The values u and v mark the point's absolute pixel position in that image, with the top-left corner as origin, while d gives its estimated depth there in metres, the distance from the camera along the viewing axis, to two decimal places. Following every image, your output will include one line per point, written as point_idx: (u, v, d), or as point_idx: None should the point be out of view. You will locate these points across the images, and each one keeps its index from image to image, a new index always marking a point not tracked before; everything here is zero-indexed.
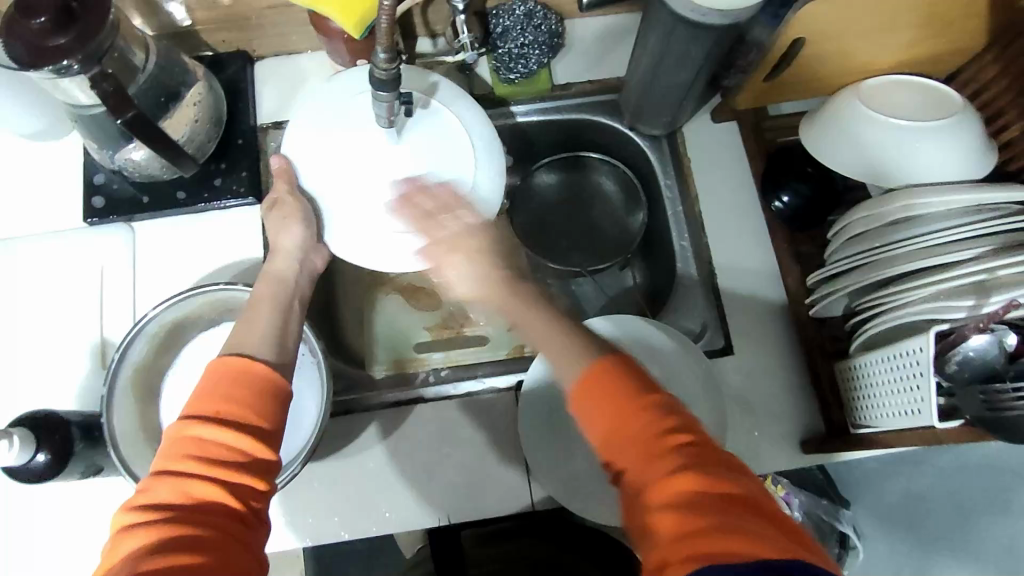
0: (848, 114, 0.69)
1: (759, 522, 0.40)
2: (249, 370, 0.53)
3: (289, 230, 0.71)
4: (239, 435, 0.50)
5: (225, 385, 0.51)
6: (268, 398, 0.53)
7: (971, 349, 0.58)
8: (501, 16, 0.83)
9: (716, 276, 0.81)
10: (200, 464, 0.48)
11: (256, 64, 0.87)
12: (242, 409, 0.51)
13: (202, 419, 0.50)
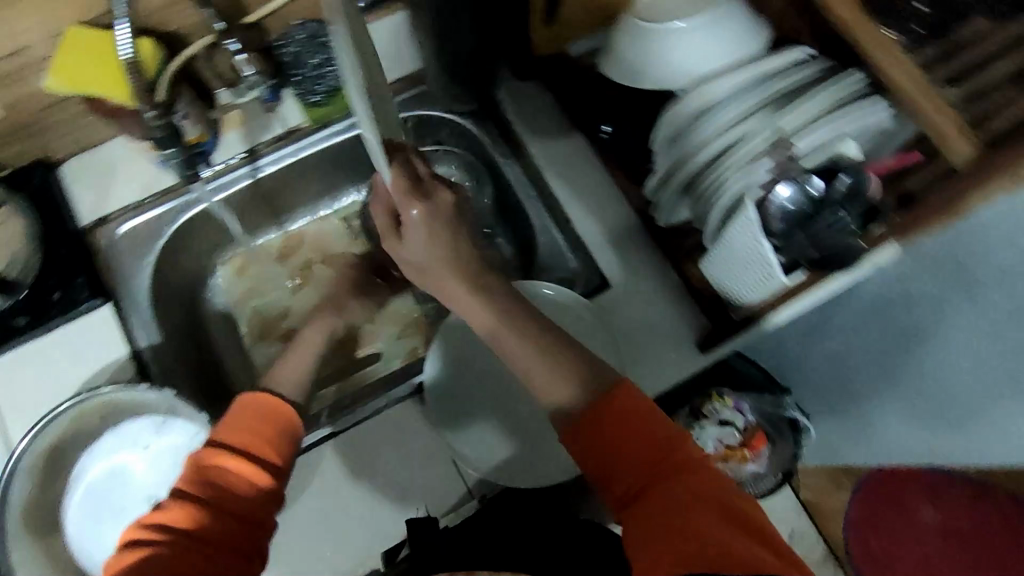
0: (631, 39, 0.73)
1: (748, 544, 0.47)
2: (279, 411, 0.60)
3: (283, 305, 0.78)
4: (253, 470, 0.56)
5: (257, 421, 0.59)
6: (284, 441, 0.60)
7: (787, 202, 0.61)
8: (284, 45, 0.83)
9: (571, 220, 0.83)
10: (217, 491, 0.54)
11: (59, 169, 0.85)
12: (259, 445, 0.58)
13: (227, 453, 0.57)
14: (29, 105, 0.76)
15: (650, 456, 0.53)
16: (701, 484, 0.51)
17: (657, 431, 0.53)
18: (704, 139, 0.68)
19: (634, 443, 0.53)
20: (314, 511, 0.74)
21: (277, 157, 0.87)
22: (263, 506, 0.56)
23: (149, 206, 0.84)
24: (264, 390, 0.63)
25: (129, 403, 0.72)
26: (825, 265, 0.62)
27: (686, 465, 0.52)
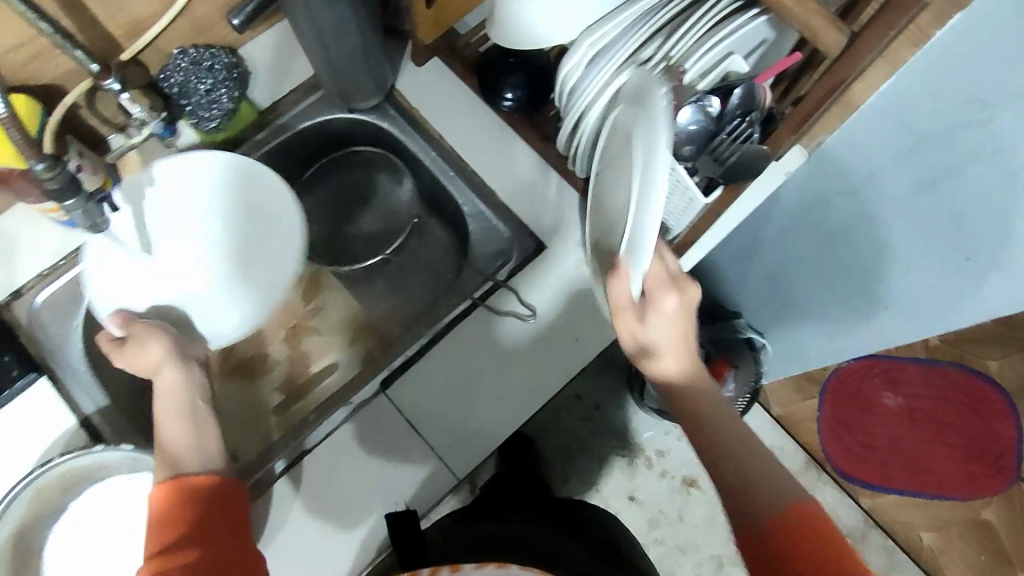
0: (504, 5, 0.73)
1: None
2: (185, 490, 0.59)
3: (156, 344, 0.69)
4: (190, 554, 0.55)
5: (168, 517, 0.57)
6: (210, 511, 0.59)
7: (690, 125, 0.64)
8: (169, 75, 0.80)
9: (496, 194, 0.84)
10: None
11: None
12: (180, 528, 0.57)
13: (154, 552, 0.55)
14: None
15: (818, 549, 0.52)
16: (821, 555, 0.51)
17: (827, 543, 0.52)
18: (604, 77, 0.68)
19: (787, 527, 0.53)
20: (301, 529, 0.73)
21: None
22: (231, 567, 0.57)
23: (64, 269, 0.81)
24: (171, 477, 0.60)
25: (88, 468, 0.70)
26: (732, 177, 0.65)
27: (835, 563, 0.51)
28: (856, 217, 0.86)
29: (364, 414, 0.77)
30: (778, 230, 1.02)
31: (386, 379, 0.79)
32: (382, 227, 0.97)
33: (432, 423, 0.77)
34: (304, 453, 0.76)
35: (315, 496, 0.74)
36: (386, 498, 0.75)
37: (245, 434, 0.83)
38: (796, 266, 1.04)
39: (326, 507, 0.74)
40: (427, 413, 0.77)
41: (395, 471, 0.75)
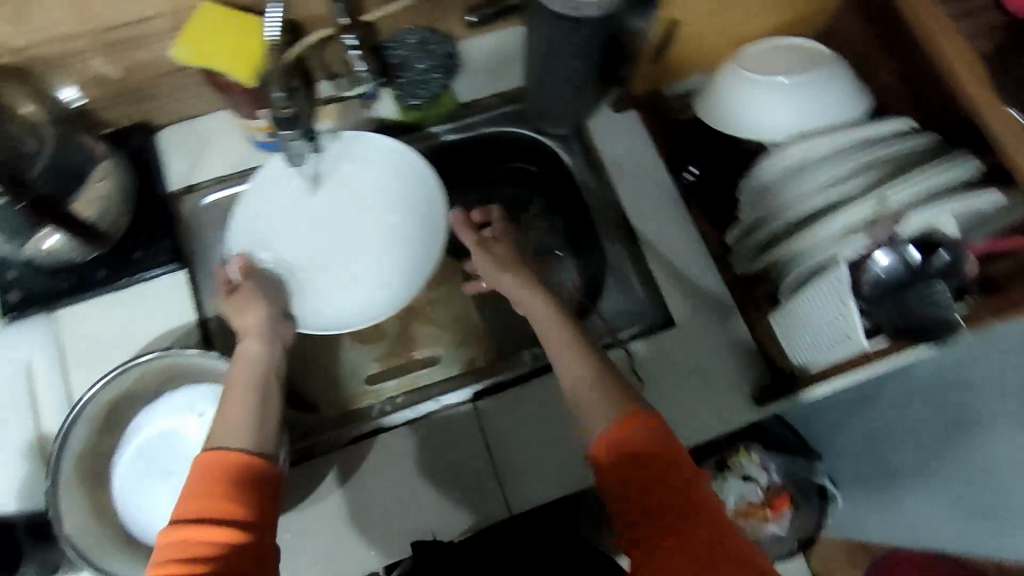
0: (721, 82, 0.79)
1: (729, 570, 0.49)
2: (232, 462, 0.56)
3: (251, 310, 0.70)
4: (222, 527, 0.52)
5: (208, 484, 0.54)
6: (252, 489, 0.55)
7: (881, 268, 0.60)
8: (395, 47, 0.84)
9: (645, 257, 0.84)
10: (183, 562, 0.51)
11: (159, 133, 0.88)
12: (220, 500, 0.53)
13: (190, 515, 0.52)
14: (147, 70, 0.79)
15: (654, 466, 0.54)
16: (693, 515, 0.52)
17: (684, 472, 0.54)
18: (806, 187, 0.69)
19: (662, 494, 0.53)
20: (351, 499, 0.74)
21: None
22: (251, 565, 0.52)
23: (239, 182, 0.88)
24: (227, 446, 0.57)
25: (195, 367, 0.73)
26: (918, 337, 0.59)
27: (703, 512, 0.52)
28: (991, 410, 0.87)
29: (446, 416, 0.78)
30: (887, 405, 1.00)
31: (479, 393, 0.79)
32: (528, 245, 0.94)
33: (507, 450, 0.77)
34: (379, 430, 0.77)
35: (375, 474, 0.75)
36: (435, 503, 0.74)
37: (331, 390, 0.84)
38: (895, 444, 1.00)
39: (380, 488, 0.75)
40: (506, 438, 0.77)
41: (455, 481, 0.75)
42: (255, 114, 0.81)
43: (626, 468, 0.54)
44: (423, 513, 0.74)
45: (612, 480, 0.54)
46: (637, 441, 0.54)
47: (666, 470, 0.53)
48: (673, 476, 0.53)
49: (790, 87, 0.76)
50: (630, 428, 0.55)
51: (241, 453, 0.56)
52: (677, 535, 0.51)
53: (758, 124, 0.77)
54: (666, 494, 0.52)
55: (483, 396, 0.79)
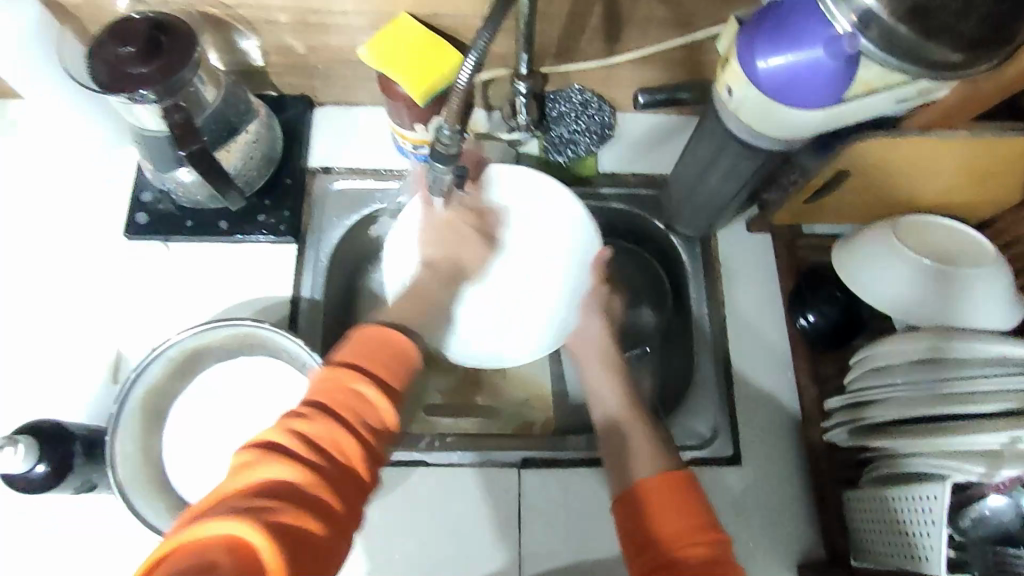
0: (866, 244, 0.76)
1: None
2: (399, 342, 0.52)
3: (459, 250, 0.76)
4: (385, 402, 0.49)
5: (394, 358, 0.51)
6: (411, 378, 0.53)
7: (987, 508, 0.56)
8: (559, 101, 0.86)
9: (732, 383, 0.82)
10: (355, 428, 0.48)
11: (317, 108, 0.92)
12: (387, 372, 0.51)
13: (361, 373, 0.50)
14: (329, 53, 0.83)
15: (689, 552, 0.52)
16: None
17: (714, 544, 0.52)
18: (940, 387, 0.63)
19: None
20: (373, 525, 0.75)
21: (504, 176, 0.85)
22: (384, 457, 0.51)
23: (370, 178, 0.90)
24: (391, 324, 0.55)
25: (273, 344, 0.76)
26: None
27: None
28: None
29: (492, 471, 0.78)
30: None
31: (527, 460, 0.79)
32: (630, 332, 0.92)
33: (533, 532, 0.76)
34: (422, 462, 0.78)
35: (403, 507, 0.76)
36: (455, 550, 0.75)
37: None
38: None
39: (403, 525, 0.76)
40: (537, 519, 0.76)
41: (475, 542, 0.75)
42: (411, 126, 0.82)
43: (656, 519, 0.54)
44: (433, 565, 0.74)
45: (643, 524, 0.54)
46: (676, 492, 0.54)
47: (700, 537, 0.52)
48: (702, 546, 0.51)
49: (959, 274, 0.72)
50: (670, 484, 0.55)
51: (406, 338, 0.52)
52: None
53: (894, 303, 0.74)
54: (692, 555, 0.51)
55: (531, 465, 0.79)
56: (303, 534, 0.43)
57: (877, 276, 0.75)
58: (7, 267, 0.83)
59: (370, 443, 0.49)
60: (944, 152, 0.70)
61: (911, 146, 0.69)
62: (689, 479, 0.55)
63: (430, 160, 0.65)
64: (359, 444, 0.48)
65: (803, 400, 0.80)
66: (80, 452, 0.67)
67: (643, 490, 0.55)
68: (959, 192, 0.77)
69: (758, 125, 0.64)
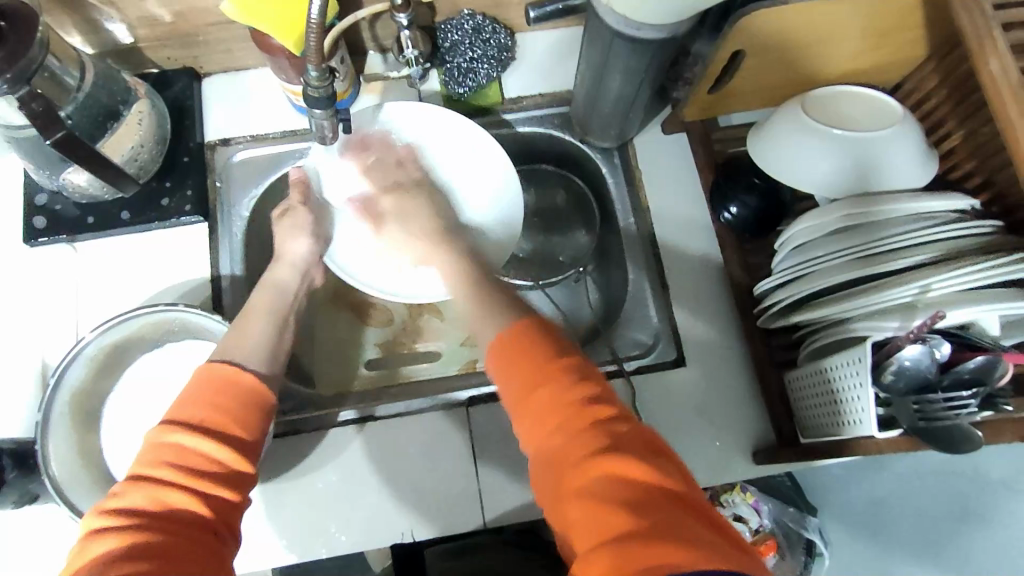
0: (772, 128, 0.75)
1: (700, 527, 0.43)
2: (237, 383, 0.56)
3: (296, 239, 0.74)
4: (223, 448, 0.52)
5: (216, 394, 0.54)
6: (253, 414, 0.55)
7: (907, 358, 0.55)
8: (449, 30, 0.82)
9: (667, 286, 0.82)
10: (177, 472, 0.50)
11: (204, 80, 0.88)
12: (222, 417, 0.54)
13: (185, 425, 0.52)
14: (198, 17, 0.79)
15: (554, 387, 0.49)
16: (624, 438, 0.47)
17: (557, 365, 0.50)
18: (862, 248, 0.64)
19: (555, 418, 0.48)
20: (330, 488, 0.74)
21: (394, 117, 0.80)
22: (239, 486, 0.53)
23: (273, 143, 0.87)
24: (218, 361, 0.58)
25: (198, 325, 0.74)
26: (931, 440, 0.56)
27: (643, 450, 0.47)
28: None
29: (438, 415, 0.77)
30: (892, 478, 1.07)
31: (475, 398, 0.78)
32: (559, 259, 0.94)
33: (493, 467, 0.75)
34: (371, 417, 0.77)
35: (359, 466, 0.75)
36: (415, 499, 0.74)
37: (332, 368, 0.84)
38: (898, 519, 1.07)
39: (362, 483, 0.74)
40: (497, 455, 0.76)
41: (437, 487, 0.75)
42: (297, 80, 0.79)
43: (510, 383, 0.51)
44: (398, 517, 0.74)
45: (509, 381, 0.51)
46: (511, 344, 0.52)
47: (546, 378, 0.49)
48: (550, 389, 0.49)
49: (871, 139, 0.71)
50: (507, 338, 0.52)
51: (251, 378, 0.56)
52: (557, 432, 0.48)
53: (814, 182, 0.73)
54: (543, 402, 0.49)
55: (479, 403, 0.77)
56: None
57: (788, 159, 0.74)
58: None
59: (210, 494, 0.51)
60: (834, 17, 0.68)
61: (798, 16, 0.67)
62: (516, 328, 0.53)
63: (307, 108, 0.63)
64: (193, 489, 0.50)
65: (738, 293, 0.79)
66: (12, 465, 0.66)
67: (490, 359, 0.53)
68: (863, 57, 0.75)
69: (637, 15, 0.62)
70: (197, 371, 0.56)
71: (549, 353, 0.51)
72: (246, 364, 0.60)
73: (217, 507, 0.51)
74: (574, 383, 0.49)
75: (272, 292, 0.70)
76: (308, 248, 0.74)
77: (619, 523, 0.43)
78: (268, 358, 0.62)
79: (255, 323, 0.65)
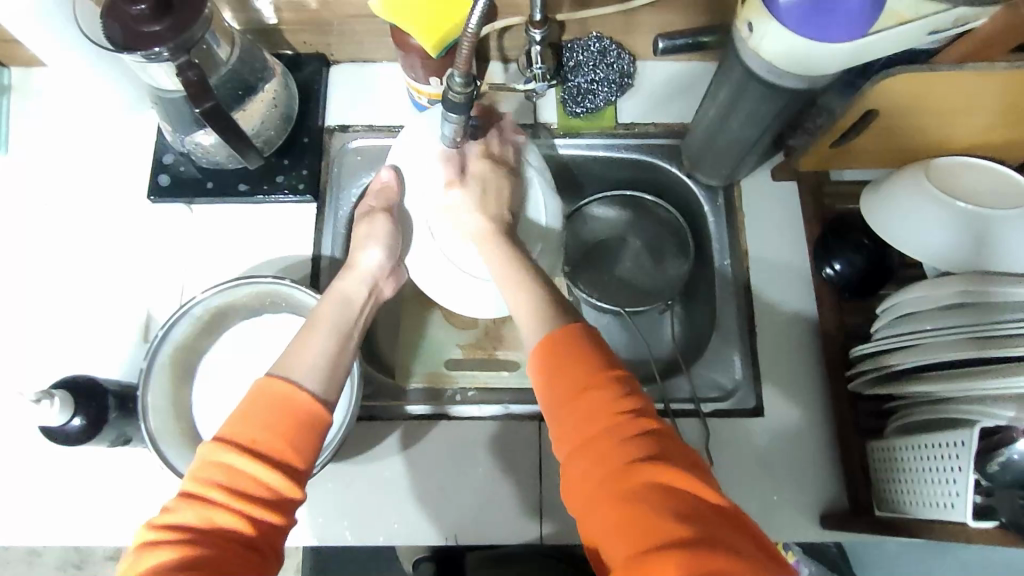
0: (889, 188, 0.73)
1: (732, 532, 0.45)
2: (293, 402, 0.55)
3: (366, 247, 0.74)
4: (275, 474, 0.52)
5: (271, 417, 0.54)
6: (311, 435, 0.55)
7: (1018, 452, 0.53)
8: (575, 50, 0.84)
9: (755, 333, 0.81)
10: (225, 493, 0.51)
11: (332, 67, 0.92)
12: (277, 441, 0.53)
13: (240, 448, 0.52)
14: (342, 9, 0.82)
15: (600, 394, 0.51)
16: (663, 445, 0.49)
17: (608, 374, 0.52)
18: (974, 329, 0.61)
19: (593, 414, 0.50)
20: (397, 478, 0.76)
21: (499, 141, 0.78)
22: (289, 507, 0.53)
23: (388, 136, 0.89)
24: (277, 374, 0.57)
25: (296, 302, 0.77)
26: None
27: (667, 449, 0.49)
28: None
29: (511, 422, 0.78)
30: None
31: None
32: (640, 288, 0.94)
33: (556, 484, 0.76)
34: (445, 415, 0.79)
35: (426, 460, 0.76)
36: (475, 504, 0.75)
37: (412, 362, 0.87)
38: None
39: (426, 479, 0.76)
40: (562, 474, 0.76)
41: (497, 495, 0.75)
42: (425, 79, 0.81)
43: (552, 387, 0.53)
44: (455, 518, 0.75)
45: (563, 383, 0.52)
46: (560, 349, 0.53)
47: (596, 386, 0.51)
48: (601, 392, 0.51)
49: (1005, 216, 0.68)
50: (558, 342, 0.54)
51: (310, 399, 0.56)
52: (605, 435, 0.49)
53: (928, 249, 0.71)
54: (593, 408, 0.50)
55: None
56: None
57: (906, 224, 0.72)
58: (23, 233, 0.85)
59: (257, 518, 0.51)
60: (976, 89, 0.66)
61: (941, 85, 0.66)
62: (569, 329, 0.54)
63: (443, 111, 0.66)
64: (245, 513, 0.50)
65: (828, 351, 0.78)
66: (113, 406, 0.69)
67: (534, 354, 0.55)
68: (998, 130, 0.73)
69: (780, 63, 0.62)
70: (254, 388, 0.55)
71: (599, 362, 0.53)
72: (303, 382, 0.59)
73: (264, 530, 0.51)
74: (620, 392, 0.51)
75: (339, 304, 0.69)
76: (380, 259, 0.73)
77: (665, 525, 0.45)
78: (324, 381, 0.60)
79: (318, 338, 0.63)
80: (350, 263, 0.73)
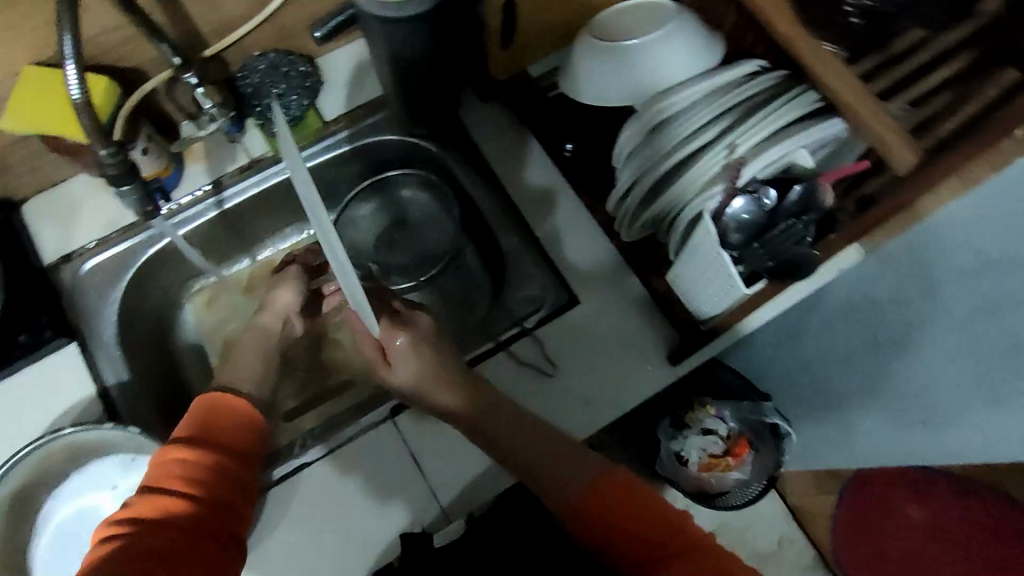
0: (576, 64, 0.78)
1: None
2: (231, 406, 0.66)
3: (284, 293, 0.81)
4: (216, 456, 0.62)
5: (211, 417, 0.65)
6: (252, 439, 0.66)
7: (743, 212, 0.60)
8: (246, 76, 0.84)
9: (538, 239, 0.84)
10: (178, 483, 0.59)
11: (23, 208, 0.85)
12: (223, 441, 0.64)
13: (185, 444, 0.62)
14: None
15: (647, 518, 0.56)
16: (695, 559, 0.54)
17: (664, 508, 0.57)
18: (662, 152, 0.67)
19: (639, 523, 0.56)
20: (285, 545, 0.73)
21: (241, 189, 0.86)
22: (237, 495, 0.62)
23: (114, 239, 0.84)
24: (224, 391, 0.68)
25: (98, 442, 0.71)
26: (779, 273, 0.62)
27: (699, 556, 0.54)
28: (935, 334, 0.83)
29: (369, 435, 0.76)
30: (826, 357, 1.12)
31: (396, 407, 0.77)
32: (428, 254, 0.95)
33: (441, 464, 0.75)
34: (304, 464, 0.76)
35: (309, 514, 0.74)
36: (376, 524, 0.73)
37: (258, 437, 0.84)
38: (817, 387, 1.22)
39: (313, 529, 0.73)
40: (432, 451, 0.75)
41: (393, 505, 0.74)
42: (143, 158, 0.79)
43: (592, 523, 0.58)
44: (366, 548, 0.72)
45: (608, 514, 0.58)
46: (617, 490, 0.58)
47: (649, 517, 0.56)
48: (650, 522, 0.56)
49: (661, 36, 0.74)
50: (613, 484, 0.59)
51: (247, 403, 0.67)
52: (651, 556, 0.55)
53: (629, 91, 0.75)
54: (640, 529, 0.56)
55: (402, 410, 0.77)
56: (174, 556, 0.54)
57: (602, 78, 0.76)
58: None
59: (207, 500, 0.59)
60: None
61: None
62: (621, 472, 0.60)
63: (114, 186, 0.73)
64: (192, 497, 0.59)
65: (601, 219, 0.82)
66: None
67: (568, 514, 0.60)
68: None
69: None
70: (193, 406, 0.66)
71: (654, 497, 0.58)
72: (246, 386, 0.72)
73: (217, 518, 0.59)
74: (672, 518, 0.57)
75: (260, 336, 0.78)
76: (291, 298, 0.81)
77: None
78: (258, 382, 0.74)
79: (250, 360, 0.75)
80: (266, 301, 0.81)
